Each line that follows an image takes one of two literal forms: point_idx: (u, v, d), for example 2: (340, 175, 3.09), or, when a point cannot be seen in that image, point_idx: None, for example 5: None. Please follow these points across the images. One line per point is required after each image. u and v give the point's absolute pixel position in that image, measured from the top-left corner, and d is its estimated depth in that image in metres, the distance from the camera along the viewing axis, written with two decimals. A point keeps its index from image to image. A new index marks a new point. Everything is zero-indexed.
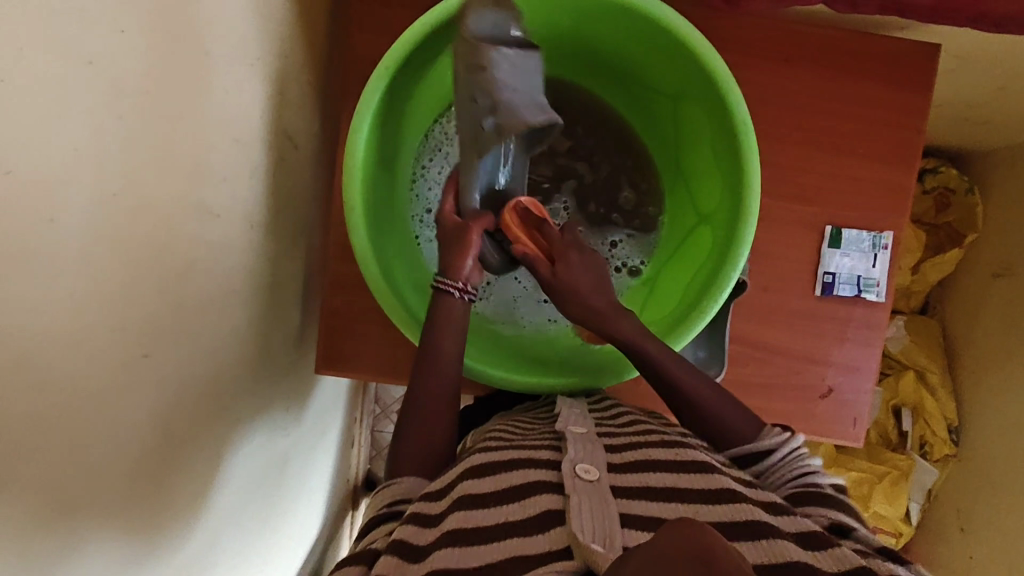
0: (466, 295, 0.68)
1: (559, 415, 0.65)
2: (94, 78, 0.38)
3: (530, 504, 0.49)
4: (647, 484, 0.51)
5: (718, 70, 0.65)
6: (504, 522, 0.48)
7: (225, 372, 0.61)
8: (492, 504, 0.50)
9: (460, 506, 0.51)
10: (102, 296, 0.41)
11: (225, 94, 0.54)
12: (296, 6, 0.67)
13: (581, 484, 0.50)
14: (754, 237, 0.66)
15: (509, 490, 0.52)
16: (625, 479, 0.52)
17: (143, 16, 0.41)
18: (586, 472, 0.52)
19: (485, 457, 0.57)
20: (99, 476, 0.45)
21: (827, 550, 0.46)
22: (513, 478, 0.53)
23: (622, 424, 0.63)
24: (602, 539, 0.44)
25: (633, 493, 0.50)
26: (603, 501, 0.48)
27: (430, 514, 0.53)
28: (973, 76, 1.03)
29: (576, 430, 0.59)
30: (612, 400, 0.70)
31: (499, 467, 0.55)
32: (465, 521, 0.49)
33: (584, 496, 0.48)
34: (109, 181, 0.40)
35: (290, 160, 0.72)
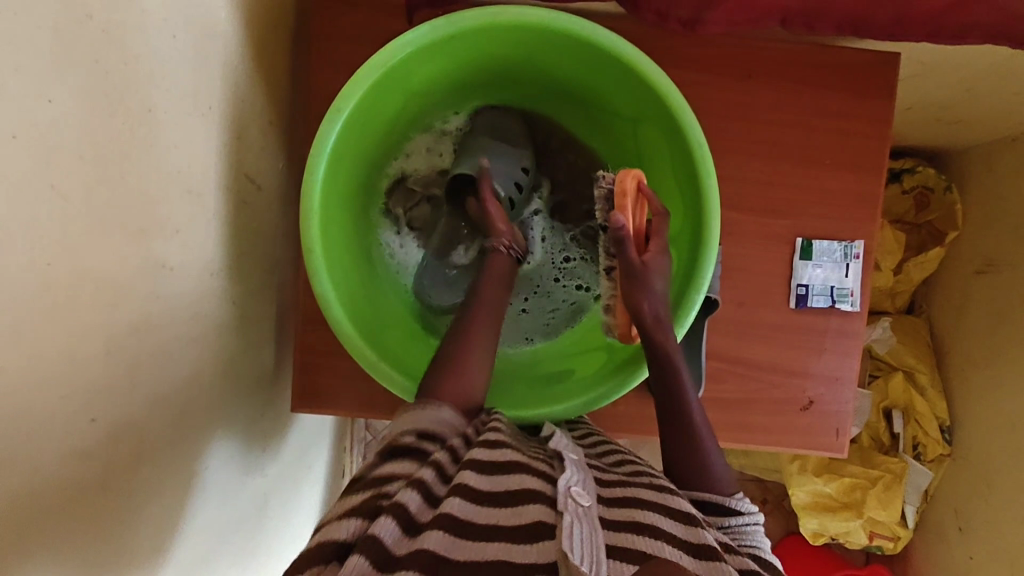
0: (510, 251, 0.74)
1: (550, 436, 0.65)
2: (21, 153, 0.37)
3: (525, 514, 0.50)
4: (635, 519, 0.51)
5: (670, 95, 0.66)
6: (496, 525, 0.48)
7: (189, 422, 0.61)
8: (487, 503, 0.50)
9: (462, 493, 0.50)
10: (42, 365, 0.41)
11: (172, 150, 0.53)
12: (251, 50, 0.68)
13: (573, 504, 0.50)
14: (716, 259, 0.66)
15: (502, 496, 0.51)
16: (612, 513, 0.52)
17: (72, 85, 0.41)
18: (579, 494, 0.51)
19: (489, 452, 0.56)
20: (54, 547, 0.44)
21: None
22: (508, 484, 0.53)
23: (609, 458, 0.63)
24: (590, 563, 0.45)
25: (620, 528, 0.50)
26: (592, 526, 0.48)
27: (437, 490, 0.51)
28: (940, 78, 1.04)
29: (570, 454, 0.60)
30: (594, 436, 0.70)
31: (500, 468, 0.54)
32: (459, 511, 0.48)
33: (575, 517, 0.48)
34: (44, 253, 0.40)
35: (253, 202, 0.71)
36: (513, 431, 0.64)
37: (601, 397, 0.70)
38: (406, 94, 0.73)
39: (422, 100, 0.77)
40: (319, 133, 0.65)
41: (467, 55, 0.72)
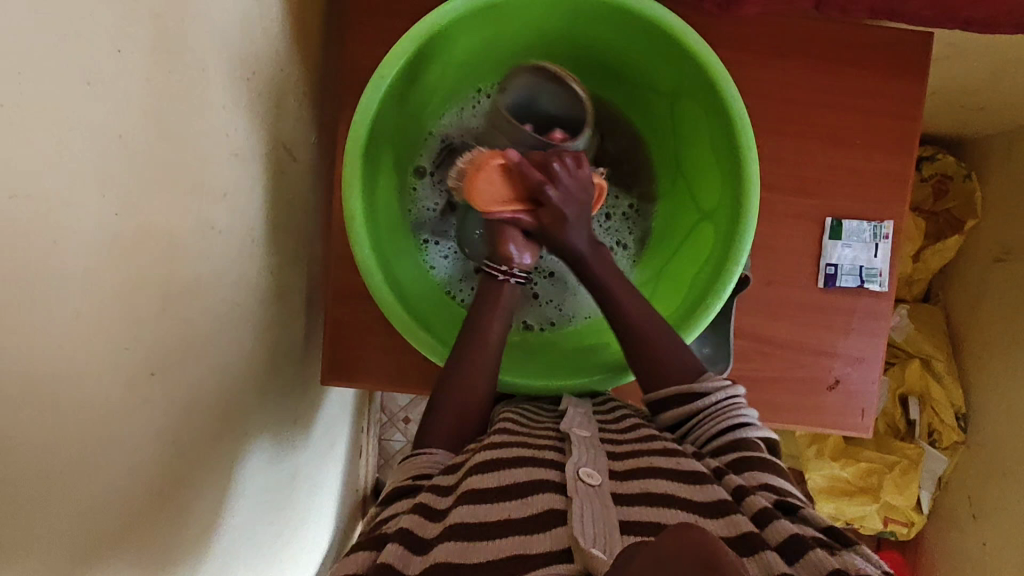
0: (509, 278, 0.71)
1: (565, 413, 0.65)
2: (97, 99, 0.38)
3: (535, 503, 0.50)
4: (651, 491, 0.51)
5: (712, 66, 0.66)
6: (508, 519, 0.49)
7: (233, 387, 0.61)
8: (496, 500, 0.51)
9: (467, 501, 0.51)
10: (107, 316, 0.41)
11: (222, 112, 0.54)
12: (290, 20, 0.68)
13: (583, 487, 0.50)
14: (755, 230, 0.66)
15: (511, 487, 0.52)
16: (626, 486, 0.52)
17: (139, 37, 0.41)
18: (589, 476, 0.52)
19: (491, 454, 0.56)
20: (117, 498, 0.45)
21: (803, 557, 0.45)
22: (516, 475, 0.53)
23: (624, 428, 0.63)
24: (603, 544, 0.44)
25: (635, 503, 0.50)
26: (605, 507, 0.48)
27: (437, 507, 0.53)
28: (967, 63, 1.04)
29: (580, 432, 0.59)
30: (614, 402, 0.69)
31: (503, 462, 0.55)
32: (469, 516, 0.49)
33: (585, 499, 0.48)
34: (113, 202, 0.41)
35: (289, 171, 0.72)
36: (523, 418, 0.64)
37: (620, 373, 0.71)
38: (443, 64, 0.73)
39: (460, 71, 0.77)
40: (363, 99, 0.64)
41: (507, 23, 0.72)
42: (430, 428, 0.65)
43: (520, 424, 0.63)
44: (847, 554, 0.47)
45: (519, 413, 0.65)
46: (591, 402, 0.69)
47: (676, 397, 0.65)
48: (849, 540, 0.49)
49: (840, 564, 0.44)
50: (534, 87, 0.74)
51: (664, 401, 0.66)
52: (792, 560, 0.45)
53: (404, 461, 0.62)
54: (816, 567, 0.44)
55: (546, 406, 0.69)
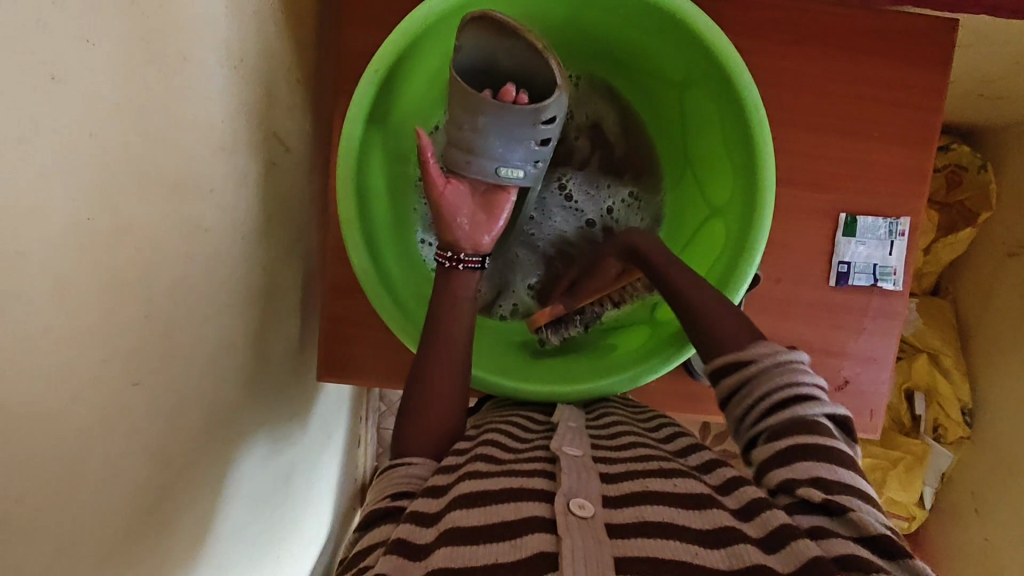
0: (454, 264, 0.66)
1: (556, 429, 0.61)
2: (65, 95, 0.35)
3: (523, 547, 0.43)
4: (645, 518, 0.46)
5: (727, 56, 0.62)
6: (494, 564, 0.43)
7: (224, 389, 0.59)
8: (482, 540, 0.45)
9: (449, 541, 0.45)
10: (83, 326, 0.39)
11: (205, 102, 0.50)
12: (281, 2, 0.64)
13: (574, 521, 0.45)
14: (770, 230, 0.63)
15: (499, 525, 0.46)
16: (620, 515, 0.46)
17: (112, 26, 0.38)
18: (580, 507, 0.46)
19: (476, 483, 0.51)
20: (99, 514, 0.43)
21: (786, 546, 0.43)
22: (502, 512, 0.47)
23: (619, 445, 0.58)
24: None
25: (629, 534, 0.44)
26: (597, 543, 0.43)
27: (417, 542, 0.47)
28: (989, 51, 0.99)
29: (572, 452, 0.54)
30: (608, 413, 0.66)
31: (488, 495, 0.49)
32: (452, 561, 0.44)
33: (577, 537, 0.43)
34: (87, 206, 0.38)
35: (282, 163, 0.69)
36: (513, 436, 0.60)
37: (634, 377, 0.68)
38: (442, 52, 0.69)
39: None
40: (358, 88, 0.61)
41: (511, 9, 0.68)
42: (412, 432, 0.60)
43: (503, 446, 0.58)
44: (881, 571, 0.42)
45: (511, 430, 0.61)
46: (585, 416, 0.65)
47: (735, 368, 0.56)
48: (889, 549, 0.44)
49: None
50: (486, 44, 0.66)
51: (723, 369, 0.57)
52: None
53: (377, 480, 0.57)
54: None
55: (539, 419, 0.65)
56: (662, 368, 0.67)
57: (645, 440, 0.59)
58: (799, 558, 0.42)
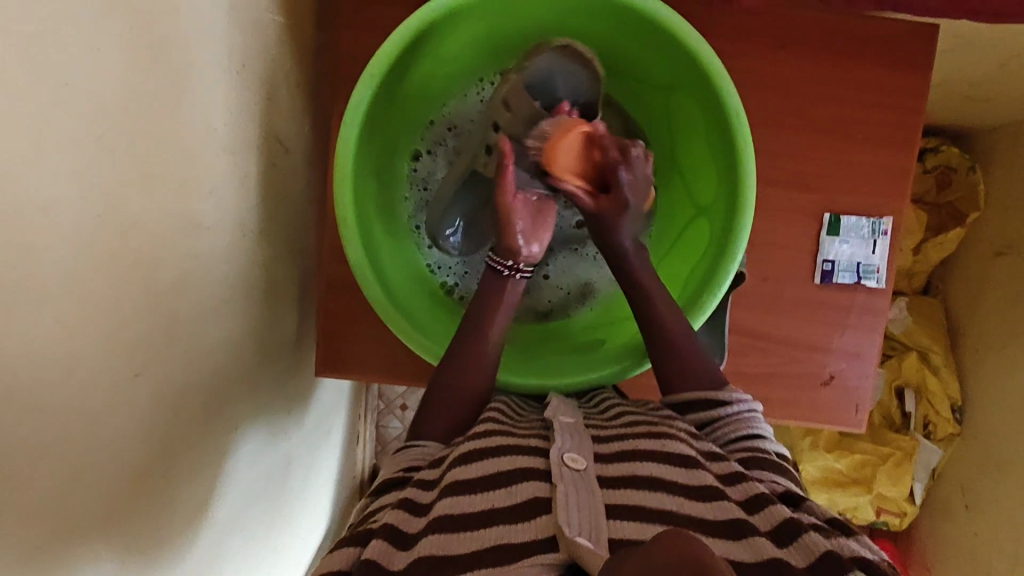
0: (513, 273, 0.71)
1: (548, 405, 0.65)
2: (74, 99, 0.38)
3: (517, 492, 0.50)
4: (635, 473, 0.52)
5: (709, 62, 0.64)
6: (490, 509, 0.49)
7: (223, 381, 0.61)
8: (479, 489, 0.51)
9: (451, 492, 0.52)
10: (90, 317, 0.41)
11: (207, 104, 0.53)
12: (281, 9, 0.66)
13: (568, 473, 0.51)
14: (751, 229, 0.65)
15: (495, 476, 0.52)
16: (613, 470, 0.52)
17: (119, 34, 0.41)
18: (573, 460, 0.52)
19: (474, 444, 0.57)
20: (99, 493, 0.46)
21: (797, 541, 0.47)
22: (500, 463, 0.53)
23: (612, 416, 0.63)
24: (589, 534, 0.45)
25: (619, 485, 0.50)
26: (589, 492, 0.49)
27: (421, 501, 0.54)
28: (973, 55, 1.02)
29: (565, 419, 0.60)
30: (603, 394, 0.69)
31: (486, 452, 0.55)
32: (452, 509, 0.50)
33: (571, 486, 0.49)
34: (94, 203, 0.40)
35: (282, 164, 0.71)
36: (511, 411, 0.65)
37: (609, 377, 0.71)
38: (436, 57, 0.72)
39: (454, 63, 0.75)
40: (354, 93, 0.64)
41: (504, 16, 0.70)
42: (425, 417, 0.65)
43: (505, 415, 0.63)
44: (841, 537, 0.49)
45: (508, 404, 0.66)
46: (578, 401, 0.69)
47: (699, 402, 0.63)
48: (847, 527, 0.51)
49: (829, 545, 0.47)
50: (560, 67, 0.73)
51: (684, 406, 0.64)
52: (786, 543, 0.47)
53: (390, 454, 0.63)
54: (811, 550, 0.46)
55: (532, 404, 0.69)
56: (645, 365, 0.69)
57: (633, 410, 0.63)
58: (813, 552, 0.46)
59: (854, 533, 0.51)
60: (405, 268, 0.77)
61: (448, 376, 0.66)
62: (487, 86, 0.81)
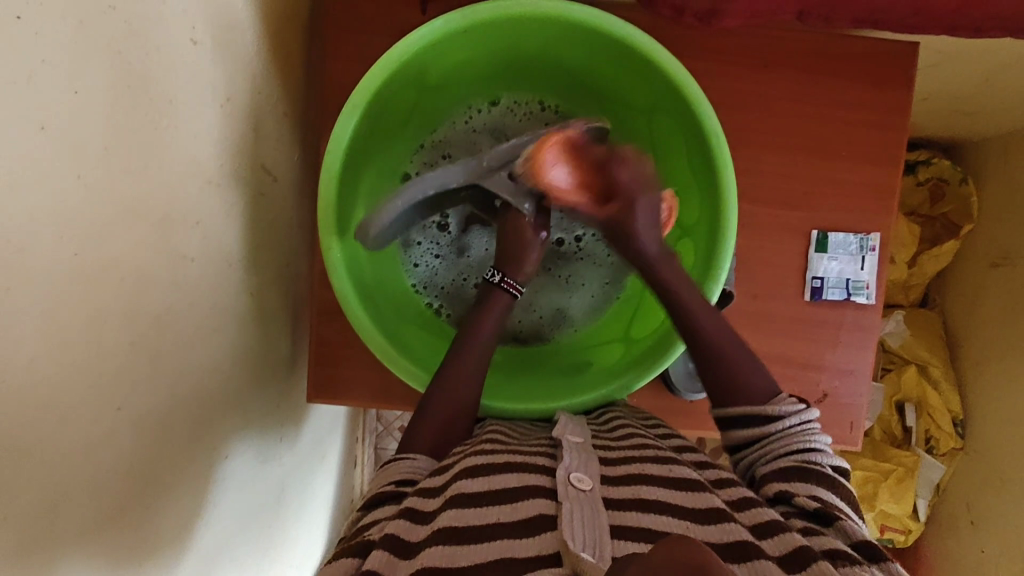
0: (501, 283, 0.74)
1: (559, 422, 0.66)
2: (50, 141, 0.38)
3: (523, 509, 0.50)
4: (640, 496, 0.51)
5: (688, 88, 0.65)
6: (495, 523, 0.48)
7: (212, 408, 0.62)
8: (486, 503, 0.51)
9: (455, 504, 0.51)
10: (66, 356, 0.41)
11: (190, 139, 0.53)
12: (268, 43, 0.68)
13: (574, 491, 0.50)
14: (734, 249, 0.66)
15: (500, 492, 0.52)
16: (617, 492, 0.52)
17: (97, 75, 0.41)
18: (579, 480, 0.52)
19: (480, 460, 0.57)
20: (80, 529, 0.45)
21: (808, 568, 0.45)
22: (506, 480, 0.53)
23: (618, 437, 0.63)
24: (593, 547, 0.44)
25: (625, 507, 0.50)
26: (595, 510, 0.48)
27: (424, 510, 0.53)
28: (958, 70, 1.03)
29: (573, 439, 0.60)
30: (609, 412, 0.69)
31: (491, 468, 0.55)
32: (457, 520, 0.49)
33: (576, 503, 0.48)
34: (71, 242, 0.41)
35: (270, 193, 0.72)
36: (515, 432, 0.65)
37: (579, 407, 0.71)
38: (418, 88, 0.73)
39: (437, 92, 0.77)
40: (336, 127, 0.65)
41: (484, 46, 0.72)
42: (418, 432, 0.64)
43: (509, 437, 0.63)
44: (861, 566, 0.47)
45: (511, 428, 0.66)
46: (587, 417, 0.69)
47: (748, 416, 0.61)
48: (876, 553, 0.48)
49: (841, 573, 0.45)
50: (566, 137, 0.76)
51: (733, 419, 0.62)
52: (797, 568, 0.46)
53: (381, 469, 0.62)
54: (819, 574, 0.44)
55: (540, 426, 0.69)
56: (631, 388, 0.70)
57: (641, 432, 0.64)
58: None
59: (884, 559, 0.48)
60: (387, 291, 0.78)
61: (450, 390, 0.66)
62: (472, 113, 0.82)
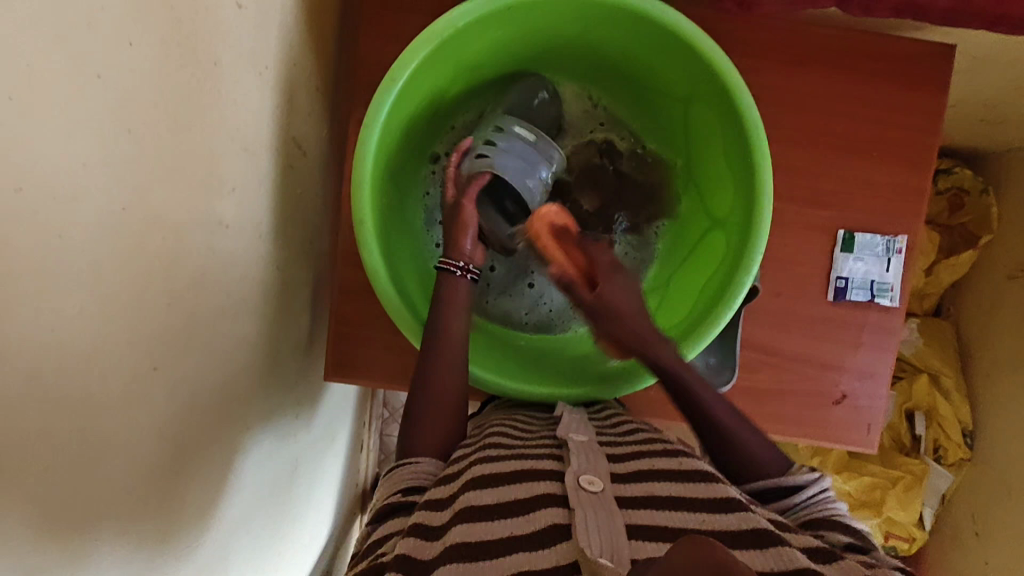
0: (466, 274, 0.70)
1: (561, 419, 0.65)
2: (105, 92, 0.38)
3: (536, 519, 0.49)
4: (654, 494, 0.51)
5: (728, 75, 0.65)
6: (511, 536, 0.48)
7: (237, 379, 0.62)
8: (497, 516, 0.50)
9: (466, 518, 0.50)
10: (109, 308, 0.41)
11: (231, 105, 0.53)
12: (306, 14, 0.67)
13: (586, 496, 0.50)
14: (768, 241, 0.65)
15: (512, 504, 0.51)
16: (629, 491, 0.52)
17: (152, 30, 0.41)
18: (590, 483, 0.51)
19: (488, 467, 0.56)
20: (109, 486, 0.45)
21: None
22: (517, 490, 0.52)
23: (623, 434, 0.63)
24: (611, 555, 0.44)
25: (639, 507, 0.50)
26: (609, 514, 0.48)
27: (433, 524, 0.52)
28: (988, 78, 1.02)
29: (578, 438, 0.60)
30: (611, 411, 0.70)
31: (499, 478, 0.54)
32: (468, 536, 0.48)
33: (589, 509, 0.48)
34: (120, 195, 0.40)
35: (299, 167, 0.71)
36: (519, 427, 0.65)
37: (590, 398, 0.71)
38: (456, 67, 0.73)
39: (474, 73, 0.77)
40: (374, 102, 0.65)
41: (523, 27, 0.71)
42: (418, 438, 0.65)
43: (514, 435, 0.63)
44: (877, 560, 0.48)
45: (514, 423, 0.66)
46: (588, 412, 0.69)
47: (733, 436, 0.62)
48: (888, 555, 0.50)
49: None
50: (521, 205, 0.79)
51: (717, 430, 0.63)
52: None
53: (389, 473, 0.62)
54: None
55: (541, 416, 0.69)
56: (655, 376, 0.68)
57: (649, 431, 0.64)
58: None
59: None
60: (417, 271, 0.78)
61: (441, 384, 0.66)
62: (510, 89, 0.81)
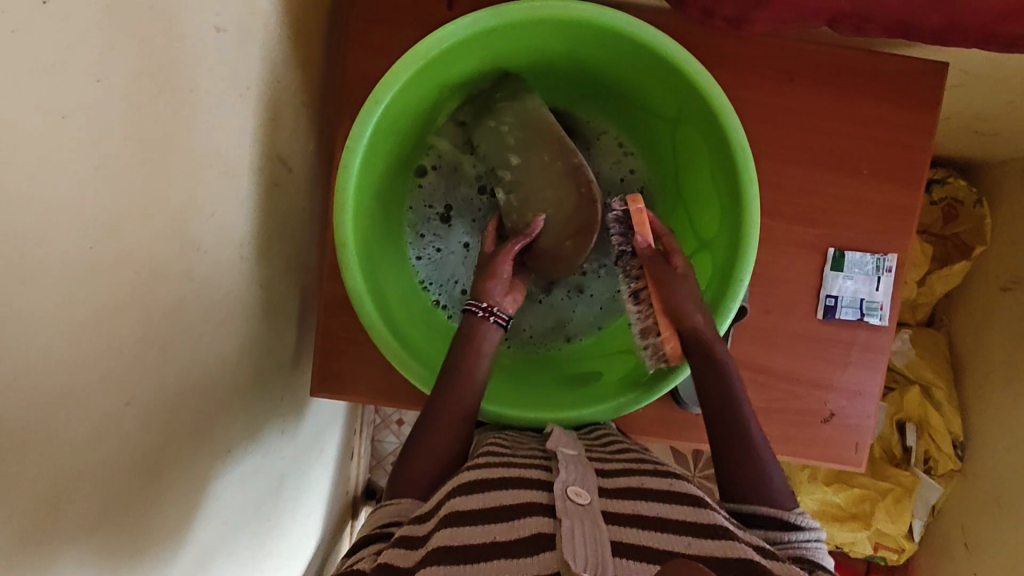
0: (487, 316, 0.69)
1: (551, 434, 0.64)
2: (71, 133, 0.37)
3: (522, 526, 0.48)
4: (640, 512, 0.51)
5: (715, 98, 0.64)
6: (494, 542, 0.48)
7: (218, 403, 0.61)
8: (480, 521, 0.50)
9: (448, 523, 0.50)
10: (78, 345, 0.40)
11: (209, 130, 0.52)
12: (290, 31, 0.66)
13: (573, 506, 0.50)
14: (753, 266, 0.65)
15: (498, 509, 0.51)
16: (614, 506, 0.51)
17: (122, 65, 0.40)
18: (577, 494, 0.51)
19: (474, 474, 0.56)
20: (80, 524, 0.44)
21: None
22: (503, 497, 0.52)
23: (612, 451, 0.63)
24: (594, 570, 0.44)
25: (624, 524, 0.49)
26: (595, 527, 0.47)
27: (416, 536, 0.52)
28: (983, 91, 1.01)
29: (567, 451, 0.59)
30: (602, 431, 0.69)
31: (488, 483, 0.54)
32: (451, 539, 0.48)
33: (576, 521, 0.48)
34: (88, 234, 0.40)
35: (284, 184, 0.70)
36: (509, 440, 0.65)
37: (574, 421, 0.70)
38: (441, 87, 0.72)
39: (461, 90, 0.76)
40: (357, 123, 0.64)
41: (509, 46, 0.70)
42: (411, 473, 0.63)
43: (504, 445, 0.63)
44: None
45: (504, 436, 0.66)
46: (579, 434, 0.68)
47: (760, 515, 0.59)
48: None
49: None
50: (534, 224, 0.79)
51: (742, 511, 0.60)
52: None
53: (375, 510, 0.61)
54: None
55: (531, 436, 0.68)
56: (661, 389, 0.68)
57: (636, 449, 0.64)
58: None
59: None
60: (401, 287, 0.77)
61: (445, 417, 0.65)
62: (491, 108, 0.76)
